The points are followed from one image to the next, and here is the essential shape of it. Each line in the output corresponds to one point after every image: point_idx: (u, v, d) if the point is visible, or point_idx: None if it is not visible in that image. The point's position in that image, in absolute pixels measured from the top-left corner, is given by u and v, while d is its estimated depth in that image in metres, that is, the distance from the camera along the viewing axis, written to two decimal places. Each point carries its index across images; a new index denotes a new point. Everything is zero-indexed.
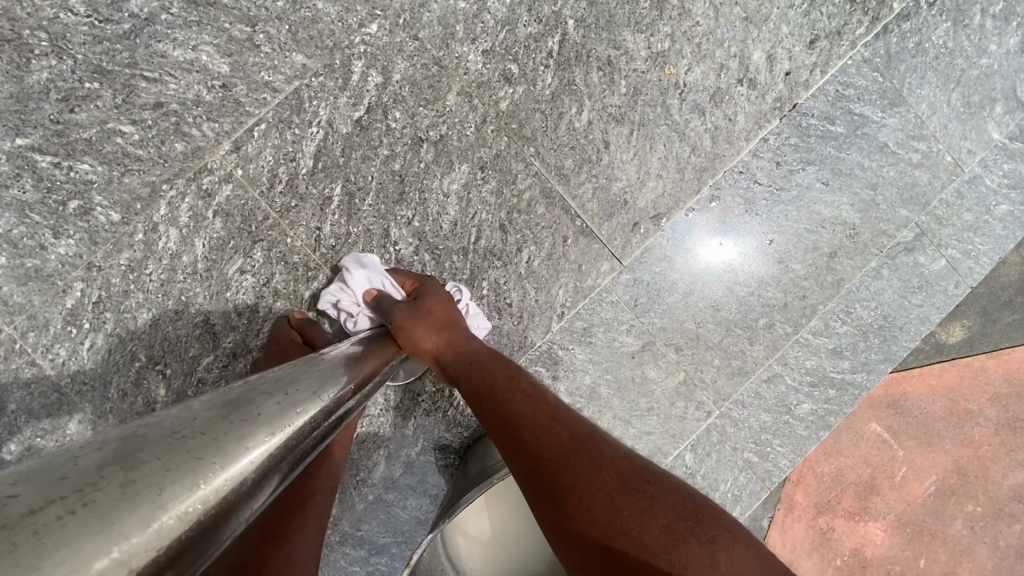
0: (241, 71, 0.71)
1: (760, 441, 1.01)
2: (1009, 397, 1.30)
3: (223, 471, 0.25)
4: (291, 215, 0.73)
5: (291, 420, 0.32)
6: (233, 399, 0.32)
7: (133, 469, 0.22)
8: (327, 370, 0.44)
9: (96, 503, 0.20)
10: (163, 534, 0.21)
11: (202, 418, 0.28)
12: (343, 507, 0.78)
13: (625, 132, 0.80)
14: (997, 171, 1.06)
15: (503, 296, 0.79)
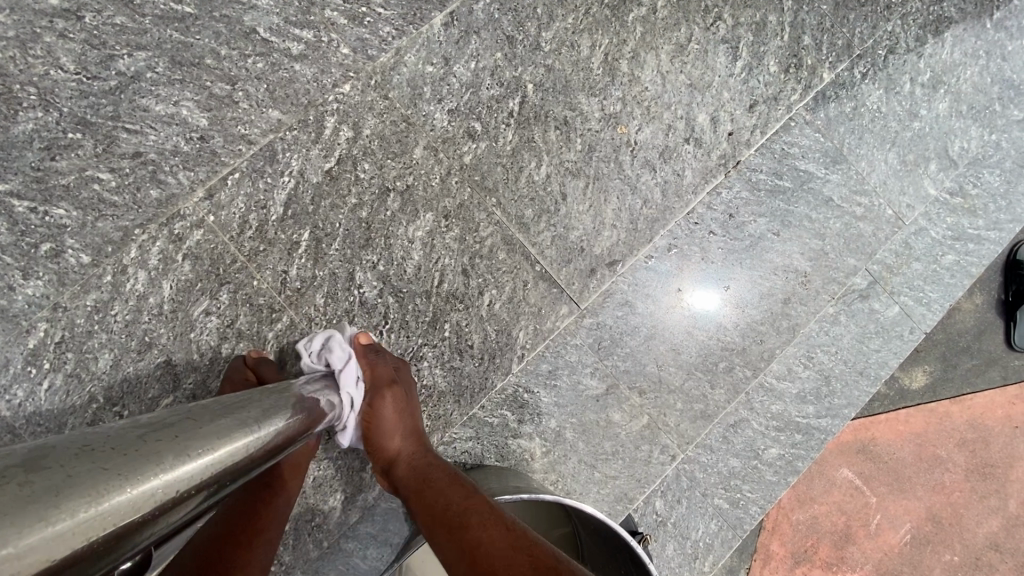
0: (219, 125, 0.76)
1: (730, 487, 1.01)
2: (976, 443, 1.35)
3: (129, 485, 0.30)
4: (259, 259, 0.75)
5: (219, 445, 0.39)
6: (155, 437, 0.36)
7: (32, 474, 0.26)
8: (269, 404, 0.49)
9: None
10: (55, 538, 0.24)
11: (122, 435, 0.34)
12: (298, 555, 0.76)
13: (581, 185, 0.85)
14: (941, 224, 1.15)
15: (464, 338, 0.80)
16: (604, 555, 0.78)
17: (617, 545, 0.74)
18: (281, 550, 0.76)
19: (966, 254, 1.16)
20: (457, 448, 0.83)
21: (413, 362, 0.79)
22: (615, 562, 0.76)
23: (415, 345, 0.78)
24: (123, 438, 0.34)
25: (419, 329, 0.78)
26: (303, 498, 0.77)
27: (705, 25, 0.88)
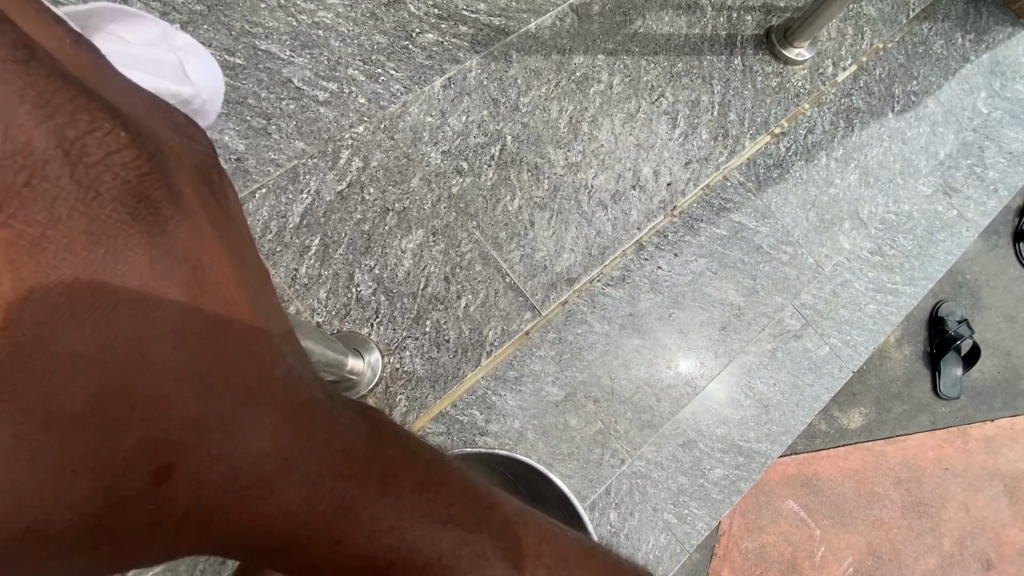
0: (253, 150, 0.93)
1: (677, 501, 1.13)
2: (909, 482, 1.57)
3: None
4: (275, 258, 0.90)
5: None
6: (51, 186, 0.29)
7: None
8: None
9: None
10: None
11: None
12: None
13: (546, 217, 1.00)
14: (862, 277, 1.35)
15: (442, 333, 0.92)
16: None
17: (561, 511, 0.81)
18: None
19: (884, 303, 1.36)
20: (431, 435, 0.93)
21: (396, 351, 0.91)
22: None
23: (400, 336, 0.91)
24: None
25: (405, 323, 0.92)
26: None
27: (650, 100, 1.10)
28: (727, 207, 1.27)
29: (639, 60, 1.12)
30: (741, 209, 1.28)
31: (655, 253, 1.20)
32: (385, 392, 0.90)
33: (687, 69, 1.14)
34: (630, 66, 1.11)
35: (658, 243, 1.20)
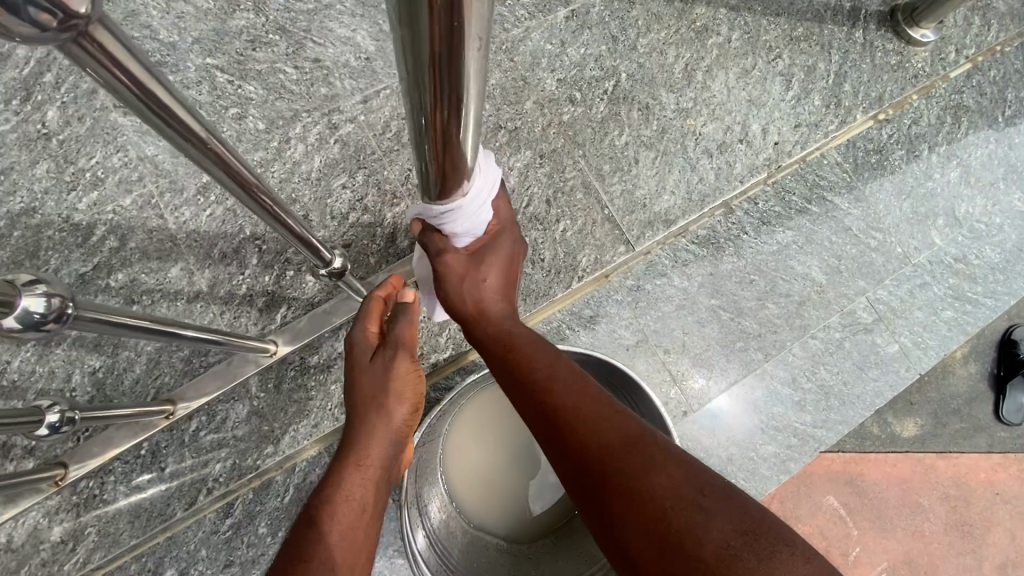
0: (383, 53, 0.97)
1: (726, 472, 1.09)
2: (957, 500, 1.48)
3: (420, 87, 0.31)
4: (392, 156, 0.93)
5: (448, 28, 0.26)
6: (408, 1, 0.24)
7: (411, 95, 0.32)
8: None
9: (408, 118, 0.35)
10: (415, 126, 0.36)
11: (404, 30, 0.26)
12: None
13: (652, 156, 1.02)
14: (943, 283, 1.29)
15: (538, 251, 0.96)
16: None
17: None
18: None
19: (964, 312, 1.29)
20: None
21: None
22: None
23: None
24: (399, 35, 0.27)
25: None
26: None
27: (767, 59, 1.10)
28: (820, 184, 1.24)
29: (761, 19, 1.11)
30: (834, 189, 1.25)
31: (742, 220, 1.19)
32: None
33: (807, 35, 1.12)
34: (749, 24, 1.10)
35: (747, 210, 1.20)
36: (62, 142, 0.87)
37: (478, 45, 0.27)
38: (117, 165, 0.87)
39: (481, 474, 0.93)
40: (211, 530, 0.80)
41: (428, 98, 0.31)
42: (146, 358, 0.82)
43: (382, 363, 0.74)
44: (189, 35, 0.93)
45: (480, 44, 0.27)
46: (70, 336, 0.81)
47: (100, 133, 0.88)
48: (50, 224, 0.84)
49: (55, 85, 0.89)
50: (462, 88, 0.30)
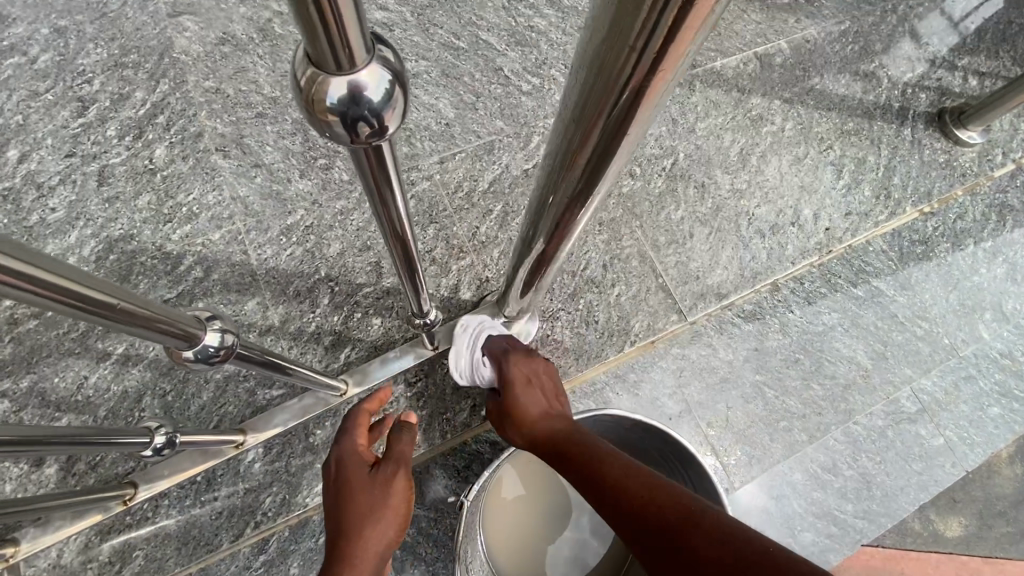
0: (461, 120, 1.05)
1: None
2: None
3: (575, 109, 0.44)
4: (462, 214, 1.00)
5: (609, 91, 0.38)
6: (604, 57, 0.35)
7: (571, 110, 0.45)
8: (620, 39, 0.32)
9: (563, 120, 0.48)
10: (562, 125, 0.49)
11: (588, 73, 0.38)
12: (424, 440, 0.94)
13: (706, 232, 1.08)
14: (989, 378, 1.24)
15: (592, 314, 1.01)
16: None
17: None
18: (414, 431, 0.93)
19: (1010, 411, 1.23)
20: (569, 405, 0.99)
21: (550, 318, 1.00)
22: None
23: (556, 308, 1.00)
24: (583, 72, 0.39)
25: (561, 297, 1.01)
26: (437, 400, 0.94)
27: (820, 149, 1.19)
28: (866, 270, 1.21)
29: (813, 112, 1.20)
30: (880, 275, 1.22)
31: (788, 298, 1.17)
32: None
33: (857, 129, 1.22)
34: (803, 116, 1.19)
35: (793, 288, 1.17)
36: (165, 178, 0.95)
37: (650, 102, 0.39)
38: (211, 202, 0.94)
39: (515, 534, 0.92)
40: (243, 566, 0.79)
41: (589, 121, 0.43)
42: (213, 386, 0.85)
43: (378, 479, 0.74)
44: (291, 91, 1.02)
45: (651, 100, 0.38)
46: (147, 358, 0.85)
47: (201, 172, 0.96)
48: (144, 251, 0.90)
49: (165, 126, 0.97)
50: (620, 125, 0.41)
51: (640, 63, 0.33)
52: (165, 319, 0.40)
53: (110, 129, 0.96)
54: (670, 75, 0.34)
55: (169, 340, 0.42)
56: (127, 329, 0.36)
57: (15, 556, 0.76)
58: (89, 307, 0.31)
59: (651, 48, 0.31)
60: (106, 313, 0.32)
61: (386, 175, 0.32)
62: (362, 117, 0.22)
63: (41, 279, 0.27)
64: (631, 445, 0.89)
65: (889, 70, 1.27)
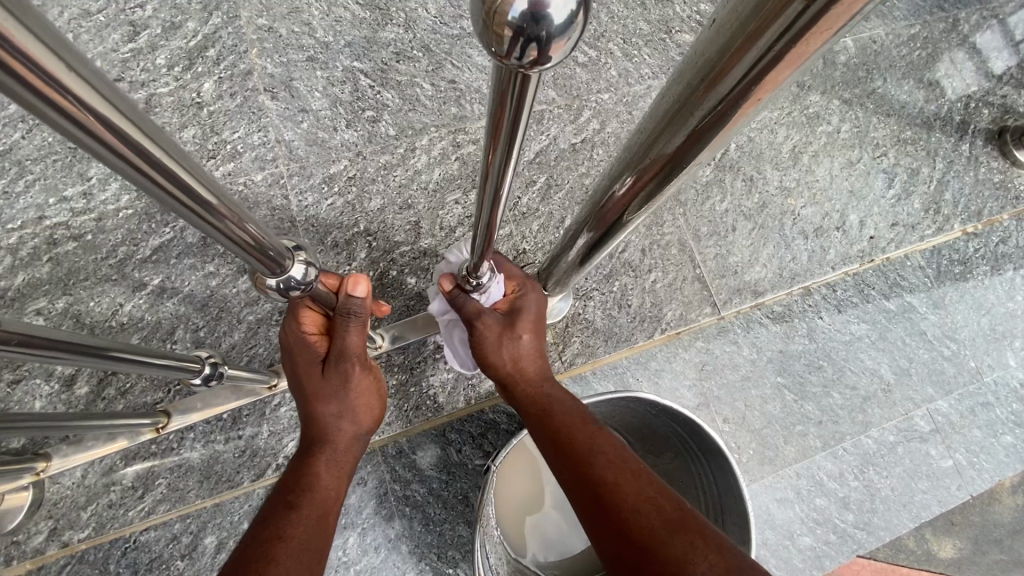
0: None
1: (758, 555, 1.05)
2: None
3: (669, 102, 0.45)
4: None
5: (716, 86, 0.38)
6: (722, 53, 0.36)
7: (667, 104, 0.45)
8: (746, 31, 0.33)
9: (652, 115, 0.49)
10: (651, 118, 0.50)
11: (701, 63, 0.39)
12: (448, 401, 0.95)
13: (750, 227, 1.09)
14: (1005, 405, 1.20)
15: (627, 296, 1.02)
16: None
17: (706, 504, 0.82)
18: (438, 392, 0.95)
19: None
20: (594, 385, 0.99)
21: (584, 297, 1.01)
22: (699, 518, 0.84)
23: (591, 287, 1.01)
24: (695, 61, 0.40)
25: (597, 278, 1.01)
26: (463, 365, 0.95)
27: (873, 155, 1.16)
28: (900, 285, 1.18)
29: (871, 117, 1.17)
30: (914, 290, 1.19)
31: (818, 303, 1.13)
32: (564, 328, 0.99)
33: (914, 138, 1.19)
34: (862, 118, 1.16)
35: (825, 294, 1.14)
36: (211, 113, 0.93)
37: (754, 100, 0.38)
38: (256, 142, 0.93)
39: (524, 506, 0.94)
40: (255, 507, 0.81)
41: (685, 111, 0.43)
42: (246, 326, 0.86)
43: (337, 374, 0.66)
44: (344, 38, 0.99)
45: (756, 103, 0.38)
46: (182, 292, 0.86)
47: (247, 111, 0.94)
48: None
49: (215, 61, 0.96)
50: (716, 121, 0.41)
51: (766, 52, 0.33)
52: (242, 227, 0.39)
53: (160, 58, 0.94)
54: (784, 76, 0.35)
55: (242, 254, 0.42)
56: (193, 216, 0.35)
57: (46, 471, 0.77)
58: (159, 177, 0.30)
59: (782, 33, 0.31)
60: (176, 190, 0.31)
61: (521, 99, 0.31)
62: (536, 38, 0.21)
63: (119, 127, 0.25)
64: (651, 429, 0.89)
65: (953, 81, 1.22)
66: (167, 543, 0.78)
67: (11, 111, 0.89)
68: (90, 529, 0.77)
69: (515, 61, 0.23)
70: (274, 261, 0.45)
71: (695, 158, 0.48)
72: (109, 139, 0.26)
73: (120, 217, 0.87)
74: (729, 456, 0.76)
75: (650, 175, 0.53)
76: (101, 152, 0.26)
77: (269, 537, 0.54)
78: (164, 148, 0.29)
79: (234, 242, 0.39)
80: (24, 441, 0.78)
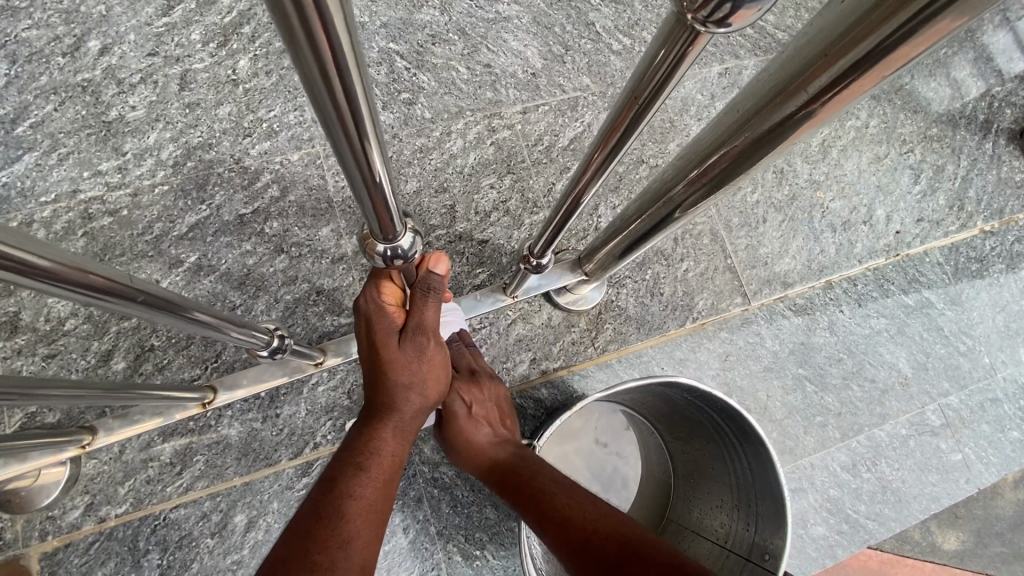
0: (548, 72, 1.02)
1: None
2: None
3: (741, 105, 0.45)
4: (539, 168, 0.99)
5: (800, 90, 0.39)
6: (816, 55, 0.37)
7: (739, 109, 0.45)
8: (847, 34, 0.34)
9: (720, 118, 0.49)
10: (716, 123, 0.50)
11: (787, 66, 0.40)
12: None
13: (778, 220, 1.10)
14: (1017, 402, 1.22)
15: (658, 285, 1.03)
16: (719, 497, 0.88)
17: (738, 489, 0.84)
18: None
19: None
20: (623, 372, 1.00)
21: (615, 285, 1.02)
22: (729, 502, 0.86)
23: (622, 275, 1.02)
24: (780, 65, 0.40)
25: (628, 266, 1.02)
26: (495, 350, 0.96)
27: (899, 151, 1.18)
28: (919, 280, 1.19)
29: (898, 113, 1.18)
30: (932, 286, 1.20)
31: (840, 296, 1.15)
32: (595, 316, 1.00)
33: (940, 136, 1.20)
34: (888, 114, 1.18)
35: (846, 287, 1.15)
36: (247, 90, 0.92)
37: (838, 103, 0.39)
38: (292, 122, 0.92)
39: None
40: (287, 485, 0.81)
41: (761, 114, 0.43)
42: (282, 306, 0.85)
43: (414, 346, 0.64)
44: (380, 18, 0.99)
45: (838, 105, 0.39)
46: (218, 270, 0.85)
47: (283, 89, 0.93)
48: (221, 162, 0.89)
49: (250, 37, 0.93)
50: (791, 124, 0.42)
51: (863, 56, 0.34)
52: (384, 183, 0.36)
53: (194, 32, 0.92)
54: (875, 78, 0.36)
55: (364, 195, 0.37)
56: (349, 161, 0.33)
57: (91, 445, 0.76)
58: (332, 72, 0.24)
59: (886, 37, 0.32)
60: (338, 96, 0.26)
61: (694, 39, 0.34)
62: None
63: (338, 45, 0.23)
64: (683, 416, 0.90)
65: (978, 81, 1.23)
66: (198, 520, 0.78)
67: (43, 83, 0.87)
68: (126, 505, 0.77)
69: (704, 16, 0.28)
70: (390, 215, 0.40)
71: (758, 162, 0.48)
72: (317, 38, 0.22)
73: (155, 193, 0.86)
74: (766, 442, 0.77)
75: (707, 176, 0.53)
76: (288, 20, 0.21)
77: (339, 495, 0.58)
78: (349, 32, 0.23)
79: (362, 175, 0.34)
80: (60, 416, 0.77)
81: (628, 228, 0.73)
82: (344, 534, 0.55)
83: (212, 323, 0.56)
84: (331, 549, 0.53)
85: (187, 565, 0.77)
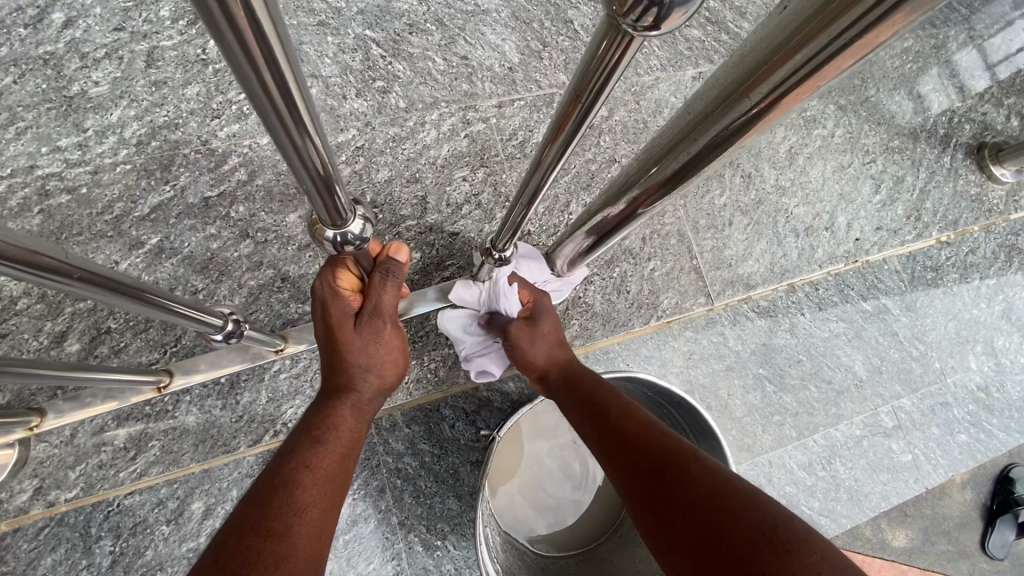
0: (525, 67, 1.02)
1: None
2: None
3: (699, 104, 0.47)
4: (513, 162, 0.99)
5: (749, 93, 0.40)
6: (761, 59, 0.38)
7: (696, 107, 0.47)
8: (788, 44, 0.35)
9: (677, 118, 0.51)
10: (674, 122, 0.51)
11: (737, 68, 0.41)
12: (449, 375, 0.97)
13: (744, 223, 1.13)
14: (964, 406, 1.28)
15: (625, 283, 1.05)
16: None
17: None
18: (438, 366, 0.96)
19: (977, 441, 1.27)
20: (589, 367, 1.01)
21: (584, 282, 1.03)
22: None
23: (591, 272, 1.03)
24: (732, 66, 0.42)
25: (597, 263, 1.04)
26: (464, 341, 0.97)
27: (863, 161, 1.22)
28: (877, 286, 1.24)
29: (862, 124, 1.22)
30: (889, 293, 1.24)
31: (801, 300, 1.18)
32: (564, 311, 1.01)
33: (901, 147, 1.24)
34: (853, 124, 1.21)
35: (808, 291, 1.19)
36: (217, 71, 0.90)
37: (781, 110, 0.41)
38: None
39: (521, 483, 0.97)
40: (246, 473, 0.80)
41: (717, 112, 0.44)
42: (247, 292, 0.85)
43: (371, 329, 0.67)
44: (356, 5, 0.97)
45: (784, 109, 0.41)
46: (181, 254, 0.84)
47: None
48: (187, 143, 0.87)
49: None
50: (743, 125, 0.44)
51: (801, 65, 0.35)
52: (327, 168, 0.36)
53: (163, 8, 0.90)
54: (815, 86, 0.37)
55: (305, 180, 0.37)
56: (287, 145, 0.33)
57: (39, 427, 0.75)
58: (257, 56, 0.25)
59: (820, 50, 0.34)
60: (269, 81, 0.26)
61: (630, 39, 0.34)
62: (660, 3, 0.26)
63: (261, 30, 0.23)
64: None
65: (940, 96, 1.28)
66: (153, 507, 0.77)
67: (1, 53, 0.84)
68: (78, 490, 0.76)
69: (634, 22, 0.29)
70: (336, 199, 0.40)
71: (714, 161, 0.50)
72: (242, 25, 0.22)
73: (117, 172, 0.84)
74: (721, 437, 0.80)
75: (666, 174, 0.55)
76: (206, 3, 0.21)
77: (296, 466, 0.58)
78: (273, 18, 0.24)
79: (302, 159, 0.34)
80: (10, 398, 0.76)
81: (592, 223, 0.74)
82: (299, 501, 0.54)
83: (164, 308, 0.56)
84: (287, 514, 0.53)
85: (140, 552, 0.76)
